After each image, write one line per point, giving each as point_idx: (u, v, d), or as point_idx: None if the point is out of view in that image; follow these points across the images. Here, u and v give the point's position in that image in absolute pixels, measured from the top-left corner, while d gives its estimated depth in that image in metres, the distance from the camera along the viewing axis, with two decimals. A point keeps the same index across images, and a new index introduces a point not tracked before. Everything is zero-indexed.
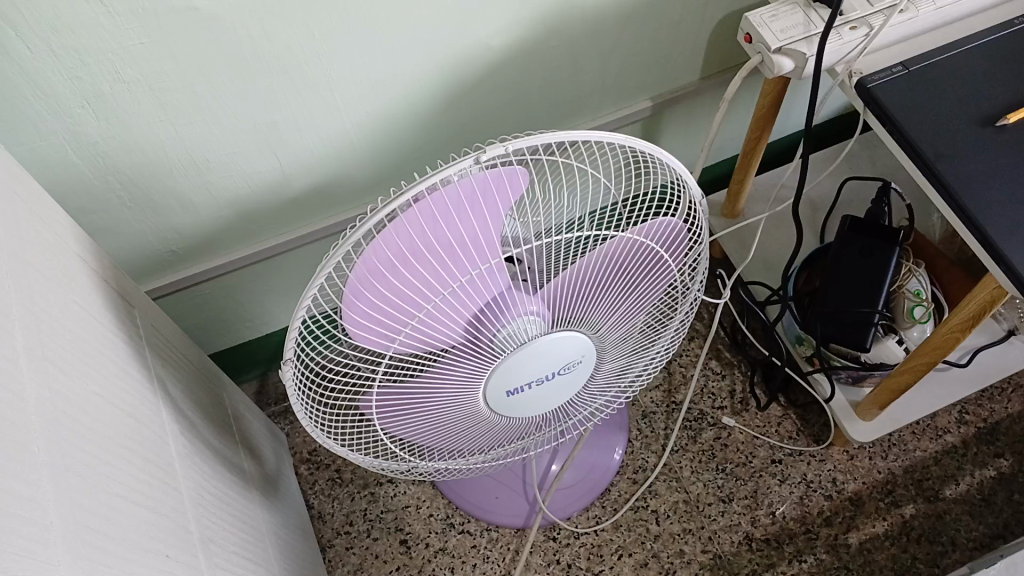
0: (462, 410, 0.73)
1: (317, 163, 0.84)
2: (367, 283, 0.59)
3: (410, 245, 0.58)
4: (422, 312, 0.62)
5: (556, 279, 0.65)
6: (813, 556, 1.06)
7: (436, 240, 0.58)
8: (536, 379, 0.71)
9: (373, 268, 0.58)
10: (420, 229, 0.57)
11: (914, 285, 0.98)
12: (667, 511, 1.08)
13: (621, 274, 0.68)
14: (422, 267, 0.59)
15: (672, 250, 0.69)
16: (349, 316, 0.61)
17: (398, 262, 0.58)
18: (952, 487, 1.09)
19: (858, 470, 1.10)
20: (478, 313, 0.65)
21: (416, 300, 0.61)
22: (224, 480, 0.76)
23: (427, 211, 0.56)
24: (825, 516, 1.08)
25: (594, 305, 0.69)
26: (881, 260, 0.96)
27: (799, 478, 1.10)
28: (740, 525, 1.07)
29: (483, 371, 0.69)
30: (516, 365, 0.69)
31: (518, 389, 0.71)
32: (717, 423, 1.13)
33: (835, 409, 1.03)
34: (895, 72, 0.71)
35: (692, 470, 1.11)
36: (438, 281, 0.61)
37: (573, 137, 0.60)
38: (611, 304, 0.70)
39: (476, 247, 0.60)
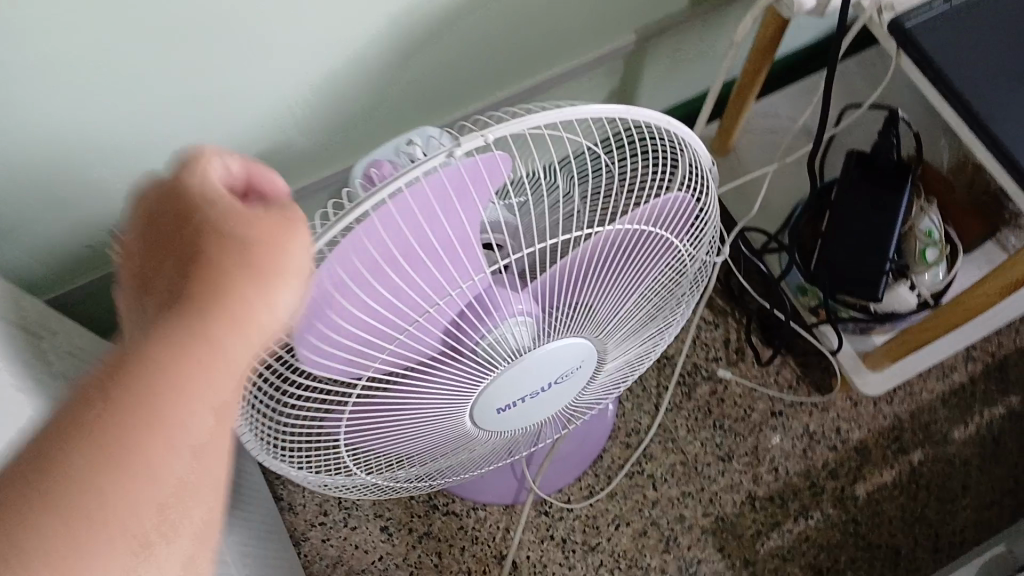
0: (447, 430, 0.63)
1: (255, 136, 0.72)
2: (321, 314, 0.48)
3: (371, 267, 0.47)
4: (394, 336, 0.52)
5: (549, 282, 0.55)
6: (819, 511, 1.00)
7: (405, 257, 0.48)
8: (529, 389, 0.61)
9: (327, 297, 0.48)
10: (383, 249, 0.46)
11: (925, 226, 0.90)
12: (665, 474, 1.01)
13: (625, 269, 0.59)
14: (387, 288, 0.49)
15: (680, 231, 0.59)
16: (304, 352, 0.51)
17: (357, 285, 0.48)
18: (960, 429, 1.03)
19: (863, 417, 1.04)
20: (461, 329, 0.55)
21: (386, 324, 0.51)
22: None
23: (390, 225, 0.46)
24: (830, 469, 1.02)
25: (593, 304, 0.59)
26: (892, 200, 0.88)
27: (802, 430, 1.03)
28: (743, 484, 1.01)
29: (471, 390, 0.59)
30: (507, 382, 0.60)
31: (508, 406, 0.62)
32: (712, 376, 1.05)
33: (842, 361, 0.94)
34: (939, 7, 0.62)
35: (688, 429, 1.03)
36: (410, 301, 0.51)
37: (570, 113, 0.48)
38: (613, 300, 0.60)
39: (454, 257, 0.50)
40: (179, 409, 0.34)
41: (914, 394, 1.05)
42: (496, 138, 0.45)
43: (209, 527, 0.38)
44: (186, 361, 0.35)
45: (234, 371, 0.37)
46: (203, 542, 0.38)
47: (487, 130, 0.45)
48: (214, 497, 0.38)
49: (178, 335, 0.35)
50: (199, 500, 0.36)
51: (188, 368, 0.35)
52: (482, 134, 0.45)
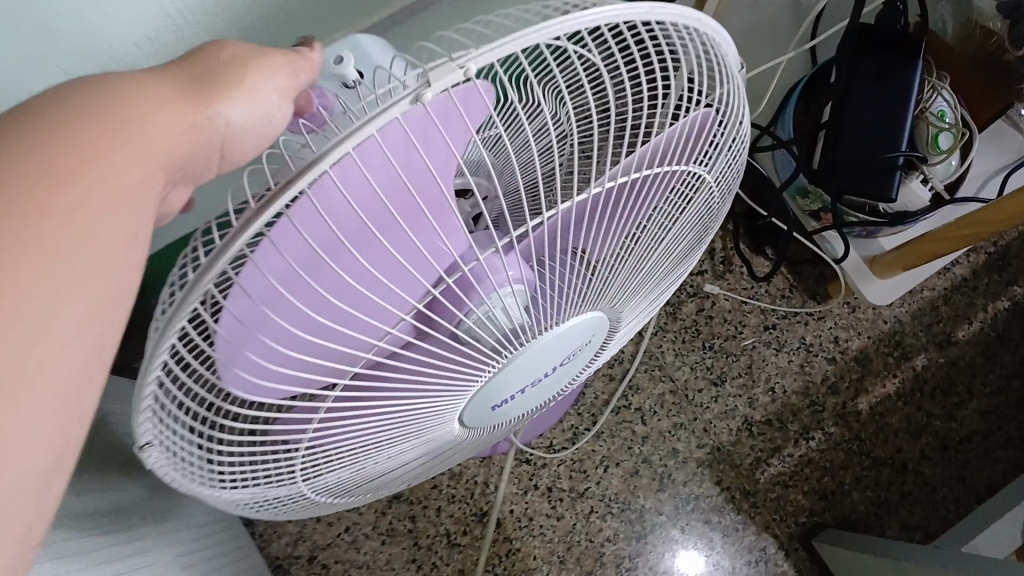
0: (428, 434, 0.51)
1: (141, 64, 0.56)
2: (251, 321, 0.36)
3: (309, 260, 0.35)
4: (349, 337, 0.40)
5: (549, 242, 0.43)
6: (821, 430, 0.92)
7: (359, 237, 0.35)
8: (527, 371, 0.49)
9: (251, 308, 0.35)
10: (331, 229, 0.33)
11: (938, 107, 0.79)
12: (654, 406, 0.92)
13: (639, 215, 0.46)
14: (334, 282, 0.37)
15: (698, 158, 0.46)
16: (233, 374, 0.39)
17: (299, 278, 0.35)
18: (964, 327, 0.96)
19: (862, 324, 0.95)
20: (438, 313, 0.42)
21: (337, 324, 0.39)
22: (92, 559, 0.53)
23: (337, 199, 0.32)
24: (830, 384, 0.93)
25: (600, 264, 0.47)
26: (901, 79, 0.76)
27: (797, 343, 0.94)
28: (738, 409, 0.92)
29: (459, 384, 0.47)
30: (505, 379, 0.49)
31: (505, 401, 0.51)
32: (697, 293, 0.95)
33: (847, 269, 0.85)
34: None
35: (676, 353, 0.93)
36: (367, 294, 0.38)
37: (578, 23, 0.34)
38: (624, 256, 0.48)
39: (422, 229, 0.37)
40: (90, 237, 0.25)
41: (915, 293, 0.96)
42: (480, 69, 0.31)
43: (38, 495, 0.25)
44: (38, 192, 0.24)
45: (119, 246, 0.26)
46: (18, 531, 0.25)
47: (466, 58, 0.31)
48: (57, 446, 0.25)
49: (29, 160, 0.24)
50: (34, 415, 0.24)
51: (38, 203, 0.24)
52: (459, 65, 0.31)
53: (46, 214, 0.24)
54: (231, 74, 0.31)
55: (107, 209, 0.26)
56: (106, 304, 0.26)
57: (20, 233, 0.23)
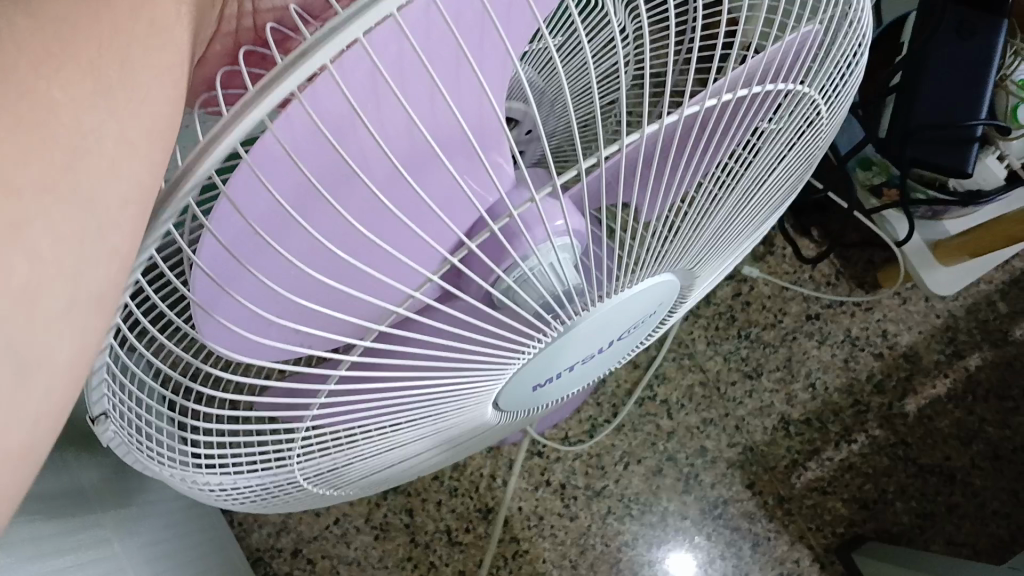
0: (451, 417, 0.42)
1: None
2: (241, 257, 0.27)
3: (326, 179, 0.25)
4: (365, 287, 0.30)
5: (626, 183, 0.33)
6: (864, 433, 0.84)
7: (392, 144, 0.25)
8: (564, 346, 0.40)
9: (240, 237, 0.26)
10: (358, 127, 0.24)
11: (1021, 75, 0.70)
12: (682, 399, 0.83)
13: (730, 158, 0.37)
14: (353, 210, 0.27)
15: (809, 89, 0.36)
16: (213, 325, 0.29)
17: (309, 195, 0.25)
18: (1022, 326, 0.87)
19: (913, 317, 0.86)
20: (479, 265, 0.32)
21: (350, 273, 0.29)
22: (23, 555, 0.43)
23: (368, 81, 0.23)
24: (876, 382, 0.84)
25: (668, 223, 0.37)
26: (986, 41, 0.68)
27: (842, 336, 0.85)
28: (775, 406, 0.83)
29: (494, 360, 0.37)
30: (550, 358, 0.40)
31: (547, 381, 0.43)
32: (734, 276, 0.85)
33: (907, 253, 0.76)
34: None
35: (708, 341, 0.84)
36: (390, 233, 0.28)
37: None
38: (698, 209, 0.38)
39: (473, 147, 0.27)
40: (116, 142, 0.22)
41: (971, 286, 0.87)
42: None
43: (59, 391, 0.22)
44: (79, 55, 0.20)
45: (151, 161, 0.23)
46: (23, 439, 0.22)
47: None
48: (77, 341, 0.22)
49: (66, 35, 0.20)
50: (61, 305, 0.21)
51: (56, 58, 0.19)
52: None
53: (79, 78, 0.20)
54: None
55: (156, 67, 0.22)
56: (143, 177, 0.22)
57: (51, 106, 0.19)
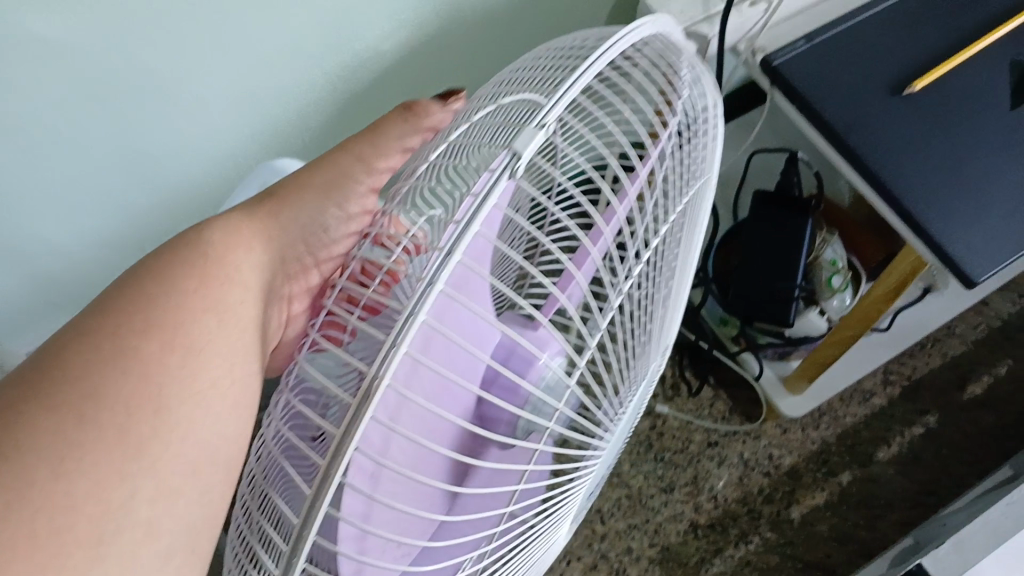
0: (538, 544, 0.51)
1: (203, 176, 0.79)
2: (386, 445, 0.36)
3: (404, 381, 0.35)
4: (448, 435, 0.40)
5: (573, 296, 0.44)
6: (757, 536, 1.05)
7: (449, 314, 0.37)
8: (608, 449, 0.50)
9: (367, 473, 0.35)
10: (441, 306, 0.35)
11: (829, 255, 0.96)
12: (612, 508, 1.06)
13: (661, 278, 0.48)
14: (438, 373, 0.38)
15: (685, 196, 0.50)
16: (372, 569, 0.38)
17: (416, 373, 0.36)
18: (884, 449, 1.10)
19: (792, 443, 1.10)
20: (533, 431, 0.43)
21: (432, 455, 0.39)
22: None
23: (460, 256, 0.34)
24: (765, 494, 1.07)
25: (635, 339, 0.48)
26: (795, 232, 0.93)
27: (737, 459, 1.09)
28: (684, 514, 1.06)
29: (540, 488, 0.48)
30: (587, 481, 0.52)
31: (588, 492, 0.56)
32: (650, 412, 1.12)
33: (766, 386, 1.07)
34: (800, 47, 0.71)
35: (631, 463, 1.09)
36: (456, 387, 0.40)
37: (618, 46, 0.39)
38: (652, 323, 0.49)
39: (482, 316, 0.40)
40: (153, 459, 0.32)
41: (839, 418, 1.11)
42: (557, 120, 0.35)
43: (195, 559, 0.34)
44: (112, 405, 0.32)
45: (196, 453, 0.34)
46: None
47: (546, 113, 0.35)
48: (202, 526, 0.34)
49: (92, 412, 0.32)
50: (187, 500, 0.33)
51: (129, 391, 0.33)
52: (537, 126, 0.35)
53: (111, 433, 0.32)
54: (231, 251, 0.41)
55: (180, 381, 0.34)
56: (243, 401, 0.37)
57: (88, 446, 0.31)
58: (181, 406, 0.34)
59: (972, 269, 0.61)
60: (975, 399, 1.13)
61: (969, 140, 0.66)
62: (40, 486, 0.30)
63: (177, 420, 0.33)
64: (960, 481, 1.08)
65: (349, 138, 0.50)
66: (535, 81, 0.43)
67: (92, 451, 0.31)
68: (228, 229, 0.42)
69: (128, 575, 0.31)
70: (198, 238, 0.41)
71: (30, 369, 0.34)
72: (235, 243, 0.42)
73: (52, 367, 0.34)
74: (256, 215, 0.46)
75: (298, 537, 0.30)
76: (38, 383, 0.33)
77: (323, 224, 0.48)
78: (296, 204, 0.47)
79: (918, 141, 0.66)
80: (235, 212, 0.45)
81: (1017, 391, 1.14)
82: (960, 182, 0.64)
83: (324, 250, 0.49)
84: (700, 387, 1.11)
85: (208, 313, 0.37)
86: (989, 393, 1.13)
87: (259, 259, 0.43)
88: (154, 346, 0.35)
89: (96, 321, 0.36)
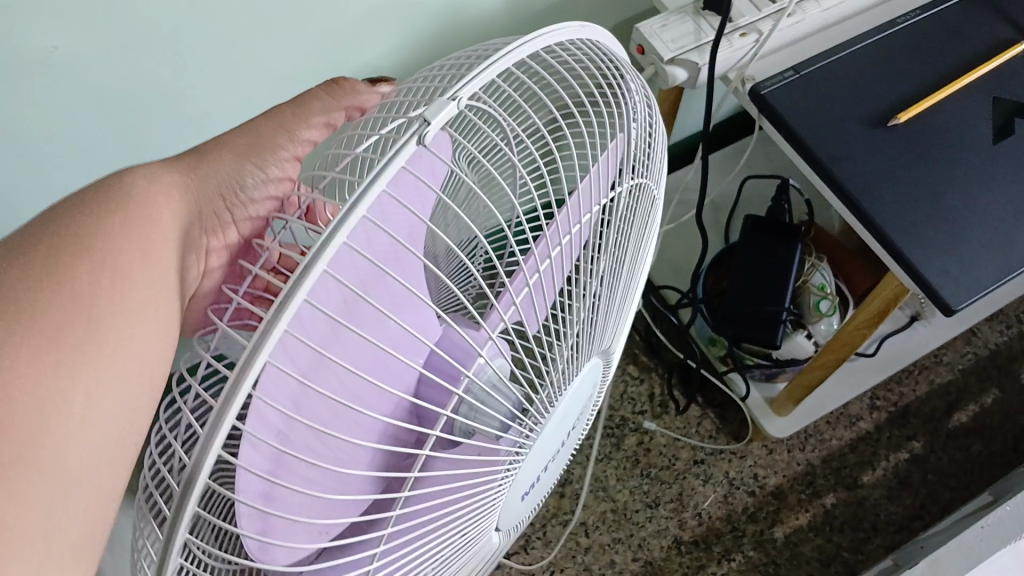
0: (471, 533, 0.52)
1: None
2: (294, 409, 0.37)
3: (312, 345, 0.37)
4: (369, 408, 0.42)
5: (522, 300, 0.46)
6: (741, 554, 1.06)
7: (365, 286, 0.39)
8: (542, 444, 0.51)
9: (268, 428, 0.36)
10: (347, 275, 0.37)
11: (818, 279, 0.98)
12: (597, 522, 1.08)
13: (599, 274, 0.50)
14: (354, 344, 0.39)
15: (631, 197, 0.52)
16: (277, 530, 0.40)
17: (328, 341, 0.37)
18: (869, 473, 1.11)
19: (778, 464, 1.12)
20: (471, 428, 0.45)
21: (347, 425, 0.41)
22: None
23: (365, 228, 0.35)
24: (750, 513, 1.08)
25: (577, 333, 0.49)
26: (783, 257, 0.95)
27: (722, 477, 1.11)
28: (669, 530, 1.07)
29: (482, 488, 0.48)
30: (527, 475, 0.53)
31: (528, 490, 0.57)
32: (638, 428, 1.14)
33: (752, 407, 1.08)
34: (787, 77, 0.73)
35: (618, 478, 1.11)
36: (379, 362, 0.41)
37: (537, 40, 0.41)
38: (592, 318, 0.51)
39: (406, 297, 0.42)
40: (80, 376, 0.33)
41: (825, 440, 1.13)
42: (467, 97, 0.36)
43: (120, 466, 0.34)
44: (50, 327, 0.33)
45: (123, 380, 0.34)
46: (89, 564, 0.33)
47: (456, 88, 0.36)
48: (122, 444, 0.34)
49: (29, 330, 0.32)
50: (109, 422, 0.33)
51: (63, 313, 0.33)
52: (450, 98, 0.36)
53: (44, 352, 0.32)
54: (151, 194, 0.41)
55: (113, 314, 0.35)
56: (171, 328, 0.37)
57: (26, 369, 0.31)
58: (113, 321, 0.34)
59: (950, 293, 0.62)
60: (962, 427, 1.14)
61: (947, 171, 0.67)
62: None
63: (105, 335, 0.34)
64: (945, 508, 1.09)
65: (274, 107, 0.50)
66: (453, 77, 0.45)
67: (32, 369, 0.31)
68: (147, 176, 0.42)
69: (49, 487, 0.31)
70: (119, 183, 0.40)
71: None
72: (156, 190, 0.42)
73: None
74: (174, 168, 0.45)
75: (188, 479, 0.30)
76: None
77: (240, 180, 0.48)
78: (213, 160, 0.47)
79: (898, 171, 0.67)
80: (155, 164, 0.45)
81: (1004, 420, 1.15)
82: (939, 211, 0.65)
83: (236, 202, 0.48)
84: (688, 406, 1.13)
85: (133, 247, 0.37)
86: (975, 421, 1.15)
87: (174, 206, 0.43)
88: (85, 271, 0.35)
89: (27, 238, 0.36)
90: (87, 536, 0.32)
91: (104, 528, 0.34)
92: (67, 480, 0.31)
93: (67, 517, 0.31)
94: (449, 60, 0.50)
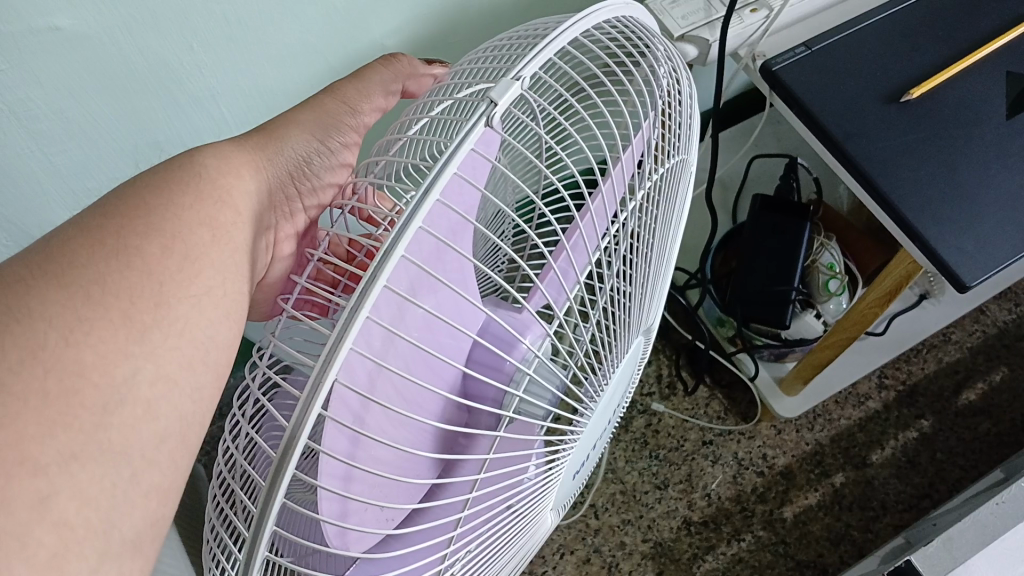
0: (531, 516, 0.52)
1: None
2: (371, 397, 0.37)
3: (389, 325, 0.36)
4: (427, 394, 0.42)
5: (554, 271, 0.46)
6: (750, 534, 1.06)
7: (434, 265, 0.38)
8: (592, 422, 0.51)
9: (349, 411, 0.36)
10: (419, 253, 0.36)
11: (827, 259, 0.98)
12: (606, 503, 1.08)
13: (646, 250, 0.50)
14: (422, 325, 0.39)
15: (676, 166, 0.52)
16: (356, 514, 0.39)
17: (402, 323, 0.37)
18: (877, 452, 1.11)
19: (786, 444, 1.12)
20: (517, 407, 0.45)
21: (411, 405, 0.41)
22: None
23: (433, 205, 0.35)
24: (759, 493, 1.08)
25: (625, 308, 0.49)
26: (794, 236, 0.94)
27: (731, 457, 1.11)
28: (678, 510, 1.07)
29: (530, 478, 0.48)
30: (581, 450, 0.53)
31: (580, 467, 0.57)
32: (646, 410, 1.14)
33: (761, 386, 1.08)
34: (798, 53, 0.73)
35: (626, 460, 1.11)
36: (440, 344, 0.41)
37: (587, 21, 0.40)
38: (639, 292, 0.51)
39: (466, 277, 0.42)
40: (149, 359, 0.32)
41: (832, 420, 1.12)
42: (531, 75, 0.36)
43: (183, 454, 0.34)
44: (118, 302, 0.32)
45: (186, 368, 0.34)
46: (143, 557, 0.32)
47: (520, 68, 0.36)
48: (190, 432, 0.34)
49: (100, 299, 0.32)
50: (178, 409, 0.33)
51: (131, 288, 0.33)
52: (514, 78, 0.36)
53: (112, 329, 0.32)
54: (223, 166, 0.41)
55: (180, 297, 0.34)
56: (239, 315, 0.37)
57: (91, 338, 0.31)
58: (179, 304, 0.34)
59: (966, 271, 0.61)
60: (970, 406, 1.14)
61: (962, 147, 0.67)
62: (50, 355, 0.30)
63: (173, 316, 0.34)
64: (955, 486, 1.08)
65: (332, 85, 0.51)
66: (507, 56, 0.44)
67: (99, 340, 0.31)
68: (217, 156, 0.42)
69: (117, 466, 0.30)
70: (193, 161, 0.40)
71: (35, 255, 0.34)
72: (229, 170, 0.41)
73: (54, 253, 0.34)
74: (246, 146, 0.45)
75: (277, 474, 0.30)
76: (35, 266, 0.33)
77: (309, 158, 0.48)
78: (285, 137, 0.47)
79: (911, 148, 0.67)
80: (227, 142, 0.44)
81: (1013, 399, 1.14)
82: (952, 187, 0.65)
83: (307, 191, 0.49)
84: (695, 388, 1.13)
85: (203, 227, 0.37)
86: (984, 400, 1.14)
87: (249, 187, 0.42)
88: (154, 248, 0.35)
89: (104, 208, 0.36)
90: (144, 526, 0.32)
91: (162, 526, 0.33)
92: (129, 468, 0.31)
93: (128, 504, 0.31)
94: (498, 38, 0.49)
